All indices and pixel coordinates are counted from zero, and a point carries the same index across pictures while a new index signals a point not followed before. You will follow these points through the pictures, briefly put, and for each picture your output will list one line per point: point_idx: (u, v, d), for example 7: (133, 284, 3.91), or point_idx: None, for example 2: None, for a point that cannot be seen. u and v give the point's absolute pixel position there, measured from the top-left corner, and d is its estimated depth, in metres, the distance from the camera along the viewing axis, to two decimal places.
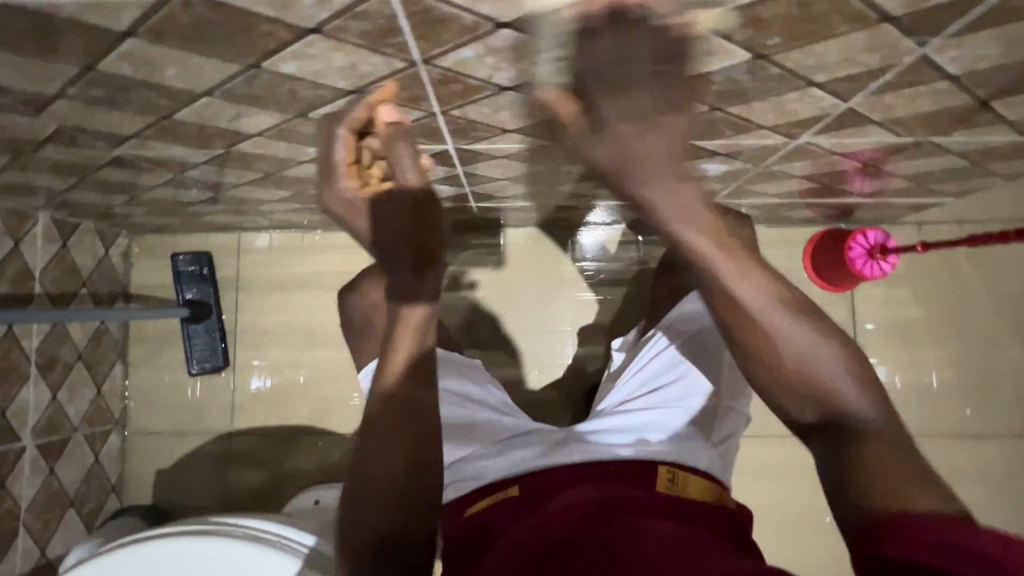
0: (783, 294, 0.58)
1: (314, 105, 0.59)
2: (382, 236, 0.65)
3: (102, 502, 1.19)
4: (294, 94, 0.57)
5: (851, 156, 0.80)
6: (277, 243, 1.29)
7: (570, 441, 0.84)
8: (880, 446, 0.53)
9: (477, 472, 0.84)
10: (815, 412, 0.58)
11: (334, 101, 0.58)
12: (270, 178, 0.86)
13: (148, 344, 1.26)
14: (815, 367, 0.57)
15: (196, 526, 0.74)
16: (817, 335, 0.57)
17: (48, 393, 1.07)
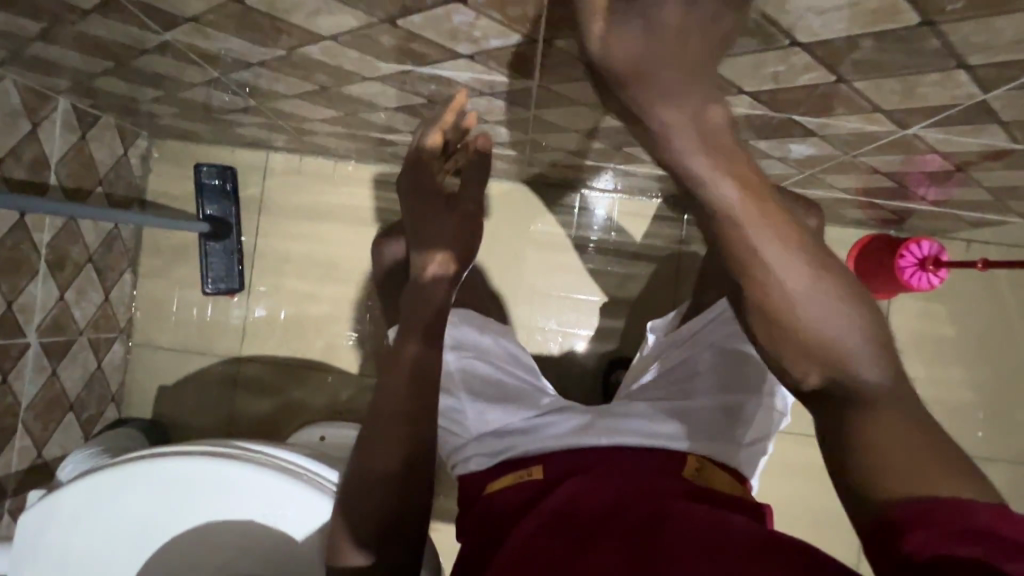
0: (781, 231, 0.47)
1: (408, 11, 0.53)
2: (430, 226, 0.75)
3: (101, 410, 1.16)
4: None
5: (946, 158, 0.75)
6: (307, 169, 1.22)
7: (599, 423, 0.82)
8: (899, 421, 0.45)
9: (506, 445, 0.83)
10: (820, 374, 0.47)
11: (431, 9, 0.52)
12: (325, 92, 0.79)
13: (161, 256, 1.21)
14: (819, 319, 0.46)
15: (217, 449, 0.71)
16: (823, 288, 0.47)
17: (56, 292, 1.02)
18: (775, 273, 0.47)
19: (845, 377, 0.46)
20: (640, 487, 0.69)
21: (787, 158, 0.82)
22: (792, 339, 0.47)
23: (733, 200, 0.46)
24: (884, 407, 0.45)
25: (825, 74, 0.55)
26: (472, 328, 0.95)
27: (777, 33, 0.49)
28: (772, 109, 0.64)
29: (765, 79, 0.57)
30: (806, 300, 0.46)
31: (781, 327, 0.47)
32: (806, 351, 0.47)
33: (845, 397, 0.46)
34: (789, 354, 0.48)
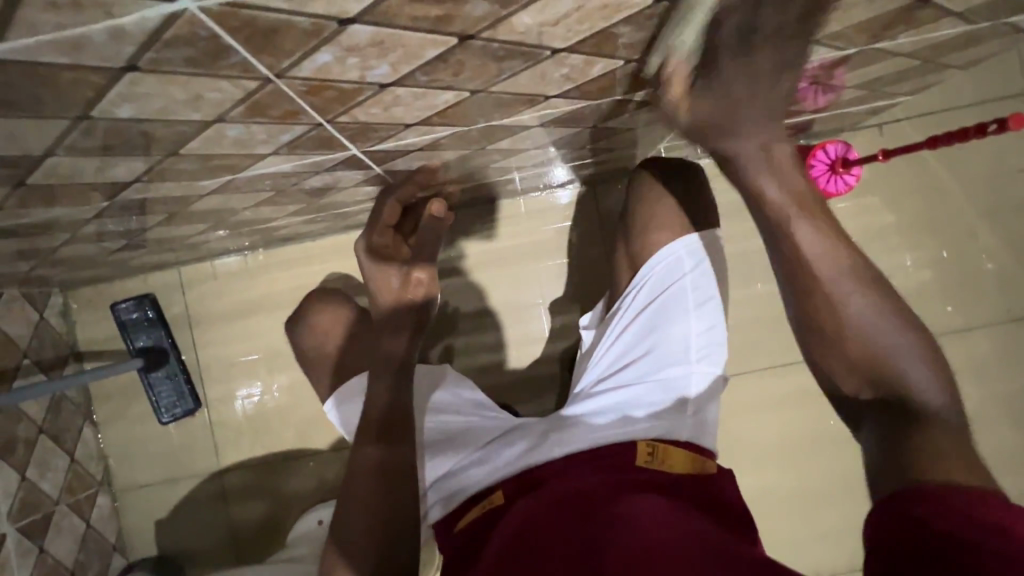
0: (857, 270, 0.60)
1: (181, 142, 0.52)
2: (385, 279, 0.82)
3: (106, 563, 1.17)
4: (151, 136, 0.49)
5: (794, 77, 0.73)
6: (223, 271, 1.21)
7: (549, 435, 0.81)
8: (941, 434, 0.52)
9: (465, 481, 0.82)
10: (870, 389, 0.59)
11: (199, 134, 0.51)
12: (178, 215, 0.78)
13: (114, 400, 1.22)
14: (886, 346, 0.58)
15: None
16: (870, 301, 0.59)
17: (16, 474, 1.03)
18: (840, 302, 0.60)
19: (895, 385, 0.57)
20: (586, 487, 0.69)
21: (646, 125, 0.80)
22: (844, 361, 0.60)
23: (795, 212, 0.60)
24: (942, 422, 0.53)
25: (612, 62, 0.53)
26: (421, 387, 0.94)
27: (533, 50, 0.47)
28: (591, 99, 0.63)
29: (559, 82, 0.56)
30: (854, 316, 0.59)
31: (835, 346, 0.60)
32: (861, 354, 0.59)
33: (904, 416, 0.55)
34: (835, 359, 0.61)
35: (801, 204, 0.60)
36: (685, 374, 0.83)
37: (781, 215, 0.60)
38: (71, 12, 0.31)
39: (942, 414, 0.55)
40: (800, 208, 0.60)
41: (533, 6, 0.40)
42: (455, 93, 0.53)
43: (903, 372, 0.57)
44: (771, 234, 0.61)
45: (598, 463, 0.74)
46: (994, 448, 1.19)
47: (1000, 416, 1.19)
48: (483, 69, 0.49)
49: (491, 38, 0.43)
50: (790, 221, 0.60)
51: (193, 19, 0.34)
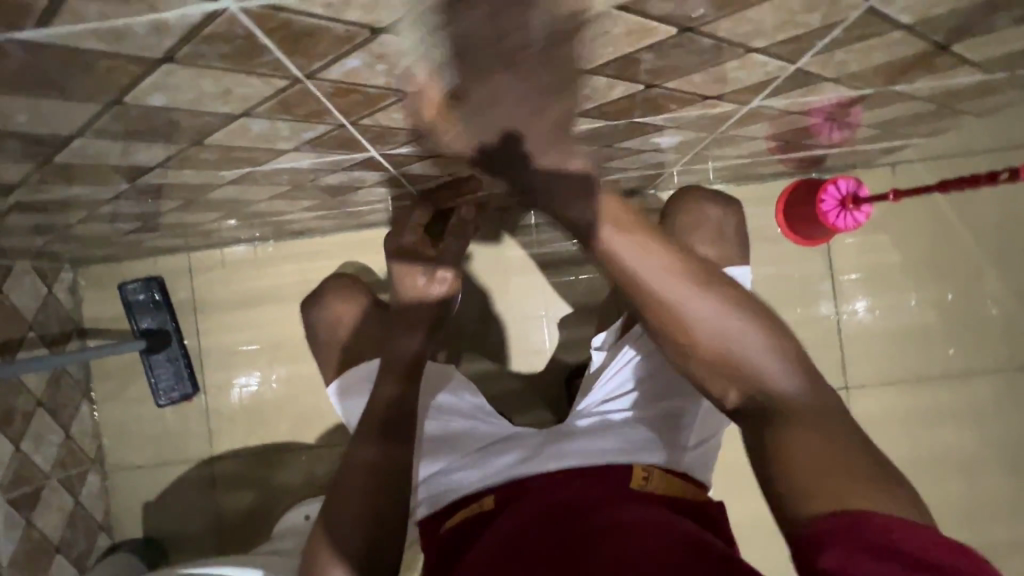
0: (649, 251, 0.56)
1: (206, 130, 0.53)
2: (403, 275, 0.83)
3: (92, 542, 1.18)
4: (178, 124, 0.51)
5: (811, 113, 0.74)
6: (231, 260, 1.23)
7: (548, 447, 0.81)
8: (806, 433, 0.48)
9: (456, 483, 0.82)
10: (740, 394, 0.55)
11: (226, 126, 0.53)
12: (195, 202, 0.80)
13: (113, 379, 1.22)
14: (739, 351, 0.54)
15: None
16: (737, 308, 0.55)
17: (10, 445, 1.03)
18: (683, 310, 0.56)
19: (765, 390, 0.53)
20: (576, 501, 0.69)
21: (661, 148, 0.81)
22: (722, 371, 0.56)
23: (629, 236, 0.56)
24: (801, 418, 0.50)
25: (633, 85, 0.54)
26: (440, 384, 0.92)
27: None
28: (610, 119, 0.64)
29: (581, 101, 0.57)
30: (698, 315, 0.55)
31: (692, 352, 0.57)
32: (711, 371, 0.56)
33: (767, 411, 0.52)
34: (702, 373, 0.57)
35: (621, 221, 0.56)
36: (689, 403, 0.83)
37: (598, 234, 0.56)
38: (117, 4, 0.32)
39: (799, 404, 0.51)
40: (612, 227, 0.56)
41: (561, 28, 0.41)
42: None
43: (763, 376, 0.53)
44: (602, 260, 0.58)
45: (591, 482, 0.73)
46: (989, 495, 1.18)
47: (997, 463, 1.18)
48: None
49: None
50: (614, 244, 0.56)
51: (232, 18, 0.35)
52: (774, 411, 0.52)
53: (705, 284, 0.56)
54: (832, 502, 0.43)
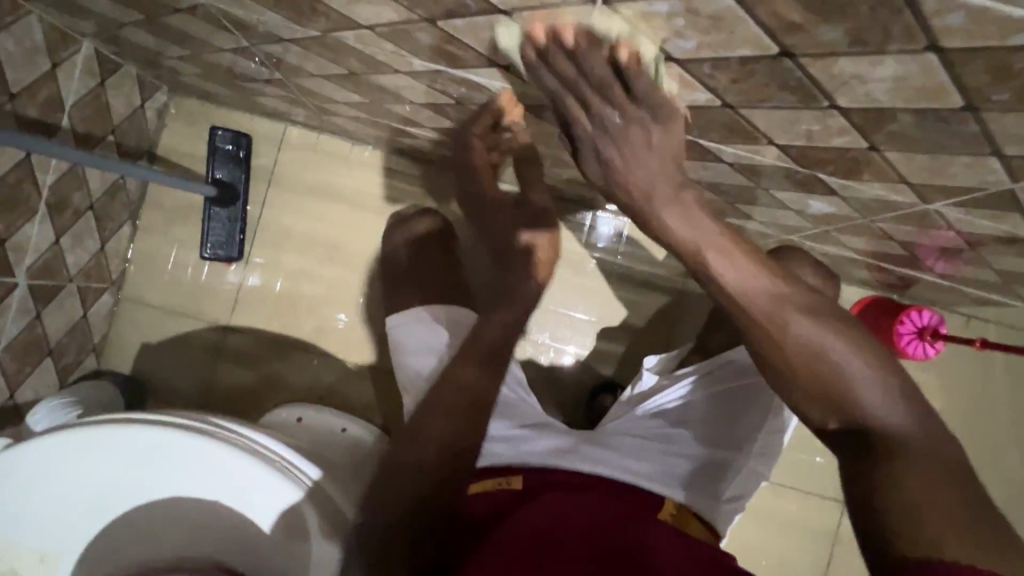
0: (756, 275, 0.51)
1: (452, 11, 0.52)
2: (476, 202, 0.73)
3: (80, 359, 1.14)
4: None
5: (961, 236, 0.75)
6: (322, 148, 1.21)
7: (584, 448, 0.80)
8: (917, 476, 0.45)
9: (486, 451, 0.81)
10: (840, 420, 0.50)
11: (472, 17, 0.52)
12: (353, 77, 0.78)
13: (164, 213, 1.19)
14: (840, 373, 0.49)
15: (192, 424, 0.70)
16: (837, 330, 0.50)
17: (52, 235, 0.99)
18: (781, 330, 0.51)
19: (865, 420, 0.49)
20: (610, 512, 0.68)
21: (802, 212, 0.82)
22: (821, 398, 0.51)
23: (718, 254, 0.51)
24: (908, 456, 0.46)
25: (857, 140, 0.55)
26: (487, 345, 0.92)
27: (817, 94, 0.48)
28: (800, 164, 0.64)
29: (796, 135, 0.57)
30: (794, 334, 0.50)
31: (787, 378, 0.52)
32: (812, 396, 0.51)
33: (867, 444, 0.48)
34: (799, 399, 0.52)
35: (724, 242, 0.52)
36: (731, 455, 0.83)
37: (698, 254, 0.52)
38: None
39: (905, 442, 0.47)
40: (713, 253, 0.51)
41: (872, 57, 0.41)
42: (711, 98, 0.54)
43: (863, 402, 0.49)
44: (698, 282, 0.53)
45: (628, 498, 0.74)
46: None
47: None
48: (758, 89, 0.50)
49: (805, 66, 0.44)
50: (710, 263, 0.51)
51: None
52: (878, 444, 0.48)
53: (807, 309, 0.51)
54: (936, 549, 0.41)
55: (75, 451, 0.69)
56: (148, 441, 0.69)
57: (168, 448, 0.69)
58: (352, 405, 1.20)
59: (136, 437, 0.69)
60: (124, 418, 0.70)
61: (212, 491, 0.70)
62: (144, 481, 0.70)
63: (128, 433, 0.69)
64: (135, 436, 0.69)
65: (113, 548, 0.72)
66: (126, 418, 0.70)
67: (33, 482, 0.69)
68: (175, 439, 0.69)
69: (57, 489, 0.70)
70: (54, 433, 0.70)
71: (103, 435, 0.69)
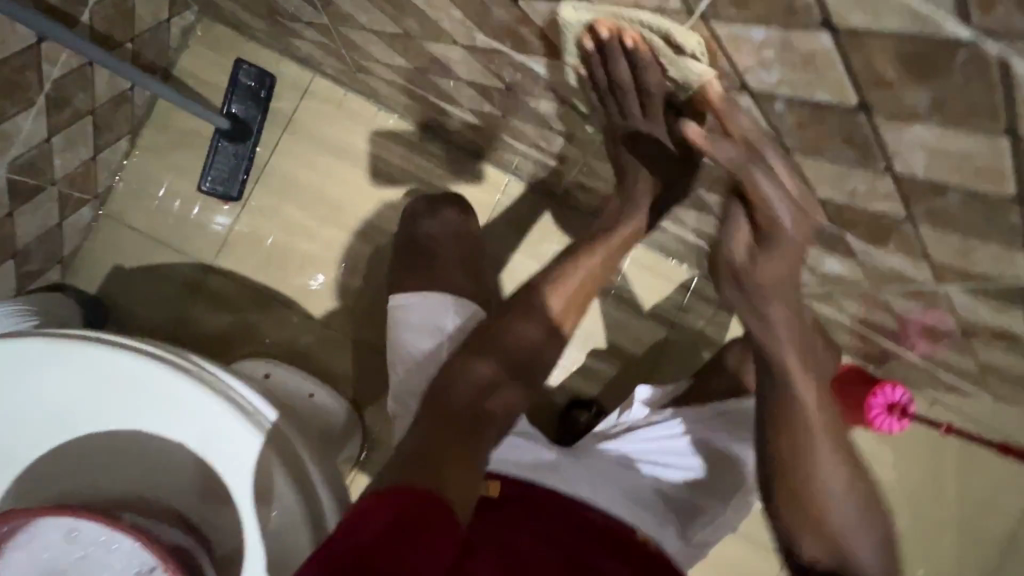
0: (824, 406, 0.66)
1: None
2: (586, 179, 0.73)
3: (45, 269, 1.07)
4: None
5: (959, 321, 0.77)
6: (346, 105, 1.17)
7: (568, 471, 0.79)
8: None
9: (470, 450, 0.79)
10: (825, 553, 0.64)
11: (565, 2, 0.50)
12: (405, 39, 0.76)
13: (167, 136, 1.14)
14: (840, 511, 0.63)
15: (162, 353, 0.66)
16: (854, 477, 0.64)
17: (45, 131, 0.92)
18: (817, 456, 0.64)
19: (850, 560, 0.62)
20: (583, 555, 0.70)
21: (813, 269, 0.83)
22: (806, 507, 0.65)
23: (800, 379, 0.67)
24: None
25: (896, 208, 0.55)
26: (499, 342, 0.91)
27: (876, 154, 0.49)
28: (831, 220, 0.65)
29: (841, 191, 0.58)
30: (826, 467, 0.64)
31: (804, 495, 0.65)
32: (809, 521, 0.64)
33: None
34: (800, 521, 0.65)
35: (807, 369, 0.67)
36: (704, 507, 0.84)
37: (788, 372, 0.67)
38: None
39: None
40: (800, 376, 0.67)
41: (945, 128, 0.41)
42: (769, 136, 0.54)
43: (851, 547, 0.62)
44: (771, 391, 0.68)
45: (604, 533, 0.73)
46: None
47: None
48: (819, 137, 0.50)
49: (876, 123, 0.45)
50: (794, 373, 0.67)
51: None
52: None
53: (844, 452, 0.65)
54: None
55: (52, 362, 0.64)
56: (133, 370, 0.65)
57: (152, 382, 0.65)
58: (324, 372, 1.16)
59: (123, 362, 0.65)
60: (117, 341, 0.66)
61: (183, 435, 0.65)
62: (116, 412, 0.65)
63: (116, 358, 0.65)
64: (123, 361, 0.65)
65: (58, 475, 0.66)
66: (120, 342, 0.66)
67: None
68: (164, 375, 0.65)
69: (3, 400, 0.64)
70: (38, 339, 0.65)
71: (88, 353, 0.65)
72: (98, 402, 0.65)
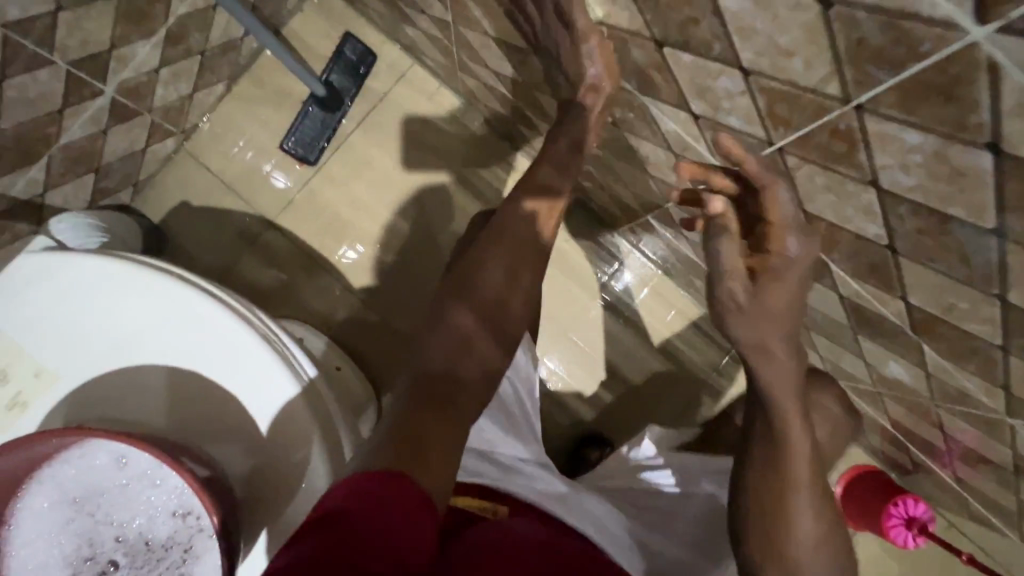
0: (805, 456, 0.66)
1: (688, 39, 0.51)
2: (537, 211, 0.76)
3: (118, 189, 1.09)
4: (690, 21, 0.49)
5: (1013, 456, 0.74)
6: (437, 98, 1.18)
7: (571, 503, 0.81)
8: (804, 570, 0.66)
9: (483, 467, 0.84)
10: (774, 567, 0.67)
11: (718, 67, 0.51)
12: (526, 53, 0.77)
13: (262, 90, 1.16)
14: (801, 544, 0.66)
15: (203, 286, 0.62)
16: (820, 527, 0.66)
17: (157, 61, 0.95)
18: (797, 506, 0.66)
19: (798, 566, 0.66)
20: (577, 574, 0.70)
21: (873, 366, 0.81)
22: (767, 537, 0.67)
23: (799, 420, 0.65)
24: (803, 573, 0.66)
25: (992, 334, 0.54)
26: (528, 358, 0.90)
27: (992, 280, 0.48)
28: (915, 327, 0.63)
29: (936, 302, 0.57)
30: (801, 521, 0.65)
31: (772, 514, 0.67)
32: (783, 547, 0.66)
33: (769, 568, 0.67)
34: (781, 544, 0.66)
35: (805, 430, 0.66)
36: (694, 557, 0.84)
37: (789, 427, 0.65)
38: None
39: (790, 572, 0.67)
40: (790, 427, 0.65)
41: None
42: (880, 233, 0.54)
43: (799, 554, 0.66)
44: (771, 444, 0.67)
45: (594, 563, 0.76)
46: None
47: None
48: (937, 248, 0.49)
49: (1005, 251, 0.44)
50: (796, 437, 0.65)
51: (940, 43, 0.34)
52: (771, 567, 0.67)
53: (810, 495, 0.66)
54: None
55: (131, 290, 0.61)
56: (212, 321, 0.61)
57: (228, 339, 0.61)
58: (354, 349, 1.16)
59: (205, 310, 0.61)
60: (203, 286, 0.62)
61: (245, 398, 0.60)
62: (180, 358, 0.61)
63: (199, 303, 0.61)
64: (205, 308, 0.61)
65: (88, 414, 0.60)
66: (204, 287, 0.62)
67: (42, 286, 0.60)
68: (242, 333, 0.61)
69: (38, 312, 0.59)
70: (124, 263, 0.61)
71: (172, 290, 0.61)
72: (163, 342, 0.61)
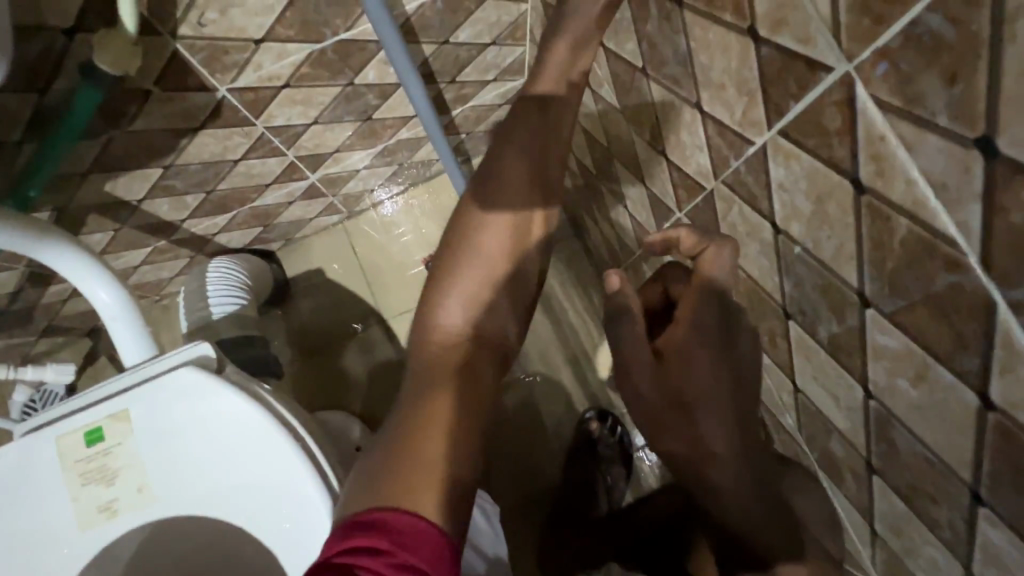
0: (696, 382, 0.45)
1: (897, 464, 0.45)
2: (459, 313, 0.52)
3: (273, 240, 1.16)
4: (927, 496, 0.43)
5: None
6: (584, 274, 1.16)
7: None
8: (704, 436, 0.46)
9: None
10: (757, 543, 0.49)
11: (936, 540, 0.45)
12: None
13: (432, 203, 1.22)
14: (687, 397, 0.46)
15: (283, 415, 0.59)
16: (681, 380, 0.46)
17: (361, 164, 1.02)
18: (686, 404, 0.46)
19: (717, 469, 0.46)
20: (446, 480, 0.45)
21: None
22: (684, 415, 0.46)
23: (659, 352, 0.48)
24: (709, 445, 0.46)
25: None
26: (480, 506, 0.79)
27: None
28: None
29: None
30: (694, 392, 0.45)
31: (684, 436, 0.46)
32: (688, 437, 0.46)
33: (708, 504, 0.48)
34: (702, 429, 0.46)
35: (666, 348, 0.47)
36: None
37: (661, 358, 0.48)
38: None
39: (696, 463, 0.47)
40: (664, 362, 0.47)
41: None
42: None
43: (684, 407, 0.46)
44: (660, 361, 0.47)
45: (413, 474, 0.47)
46: None
47: None
48: None
49: None
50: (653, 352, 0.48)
51: None
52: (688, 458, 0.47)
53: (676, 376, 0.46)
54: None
55: (246, 429, 0.58)
56: (305, 501, 0.56)
57: (309, 527, 0.55)
58: None
59: (305, 487, 0.56)
60: (315, 458, 0.57)
61: (268, 536, 0.56)
62: (260, 523, 0.56)
63: (303, 476, 0.56)
64: (305, 486, 0.56)
65: (158, 537, 0.58)
66: (316, 460, 0.57)
67: (158, 404, 0.58)
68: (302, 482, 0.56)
69: (149, 425, 0.57)
70: (258, 404, 0.59)
71: (277, 442, 0.57)
72: (246, 496, 0.57)
